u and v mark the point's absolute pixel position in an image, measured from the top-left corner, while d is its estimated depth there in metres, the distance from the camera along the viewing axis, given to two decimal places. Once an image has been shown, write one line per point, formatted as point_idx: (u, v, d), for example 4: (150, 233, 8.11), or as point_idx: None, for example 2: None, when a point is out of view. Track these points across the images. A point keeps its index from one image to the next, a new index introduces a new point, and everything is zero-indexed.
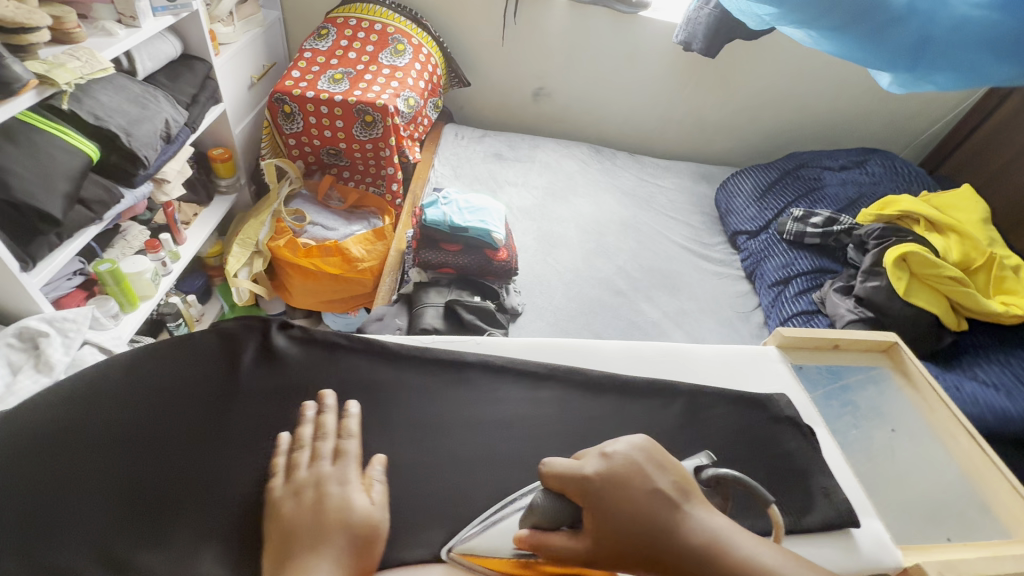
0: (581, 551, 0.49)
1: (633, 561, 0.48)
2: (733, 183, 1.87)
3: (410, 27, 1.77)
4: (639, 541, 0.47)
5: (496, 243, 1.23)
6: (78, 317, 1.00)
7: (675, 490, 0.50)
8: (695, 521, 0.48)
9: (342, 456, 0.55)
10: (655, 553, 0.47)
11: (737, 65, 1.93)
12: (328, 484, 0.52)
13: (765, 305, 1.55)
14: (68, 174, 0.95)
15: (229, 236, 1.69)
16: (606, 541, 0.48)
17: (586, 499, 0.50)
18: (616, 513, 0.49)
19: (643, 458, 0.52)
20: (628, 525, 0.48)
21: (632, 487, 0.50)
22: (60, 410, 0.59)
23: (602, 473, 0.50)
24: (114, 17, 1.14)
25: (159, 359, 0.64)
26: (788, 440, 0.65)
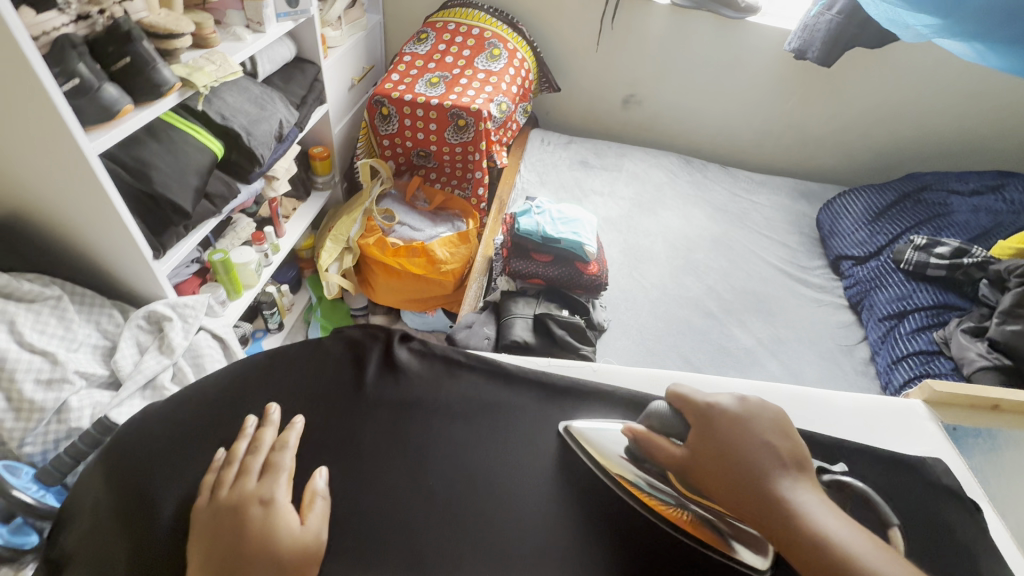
0: (674, 458, 0.55)
1: (718, 484, 0.52)
2: (840, 203, 1.73)
3: (506, 32, 1.77)
4: (720, 467, 0.53)
5: (588, 256, 1.20)
6: (196, 304, 1.07)
7: (787, 453, 0.53)
8: (787, 485, 0.50)
9: (273, 470, 0.55)
10: (739, 490, 0.51)
11: (851, 75, 1.78)
12: (251, 504, 0.51)
13: (873, 340, 1.42)
14: (199, 169, 1.02)
15: (321, 230, 1.76)
16: (699, 456, 0.54)
17: (702, 422, 0.56)
18: (719, 442, 0.54)
19: (771, 418, 0.56)
20: (729, 451, 0.53)
21: (750, 433, 0.54)
22: (206, 409, 0.62)
23: (725, 408, 0.56)
24: (243, 22, 1.21)
25: (293, 363, 0.67)
26: (948, 513, 0.59)
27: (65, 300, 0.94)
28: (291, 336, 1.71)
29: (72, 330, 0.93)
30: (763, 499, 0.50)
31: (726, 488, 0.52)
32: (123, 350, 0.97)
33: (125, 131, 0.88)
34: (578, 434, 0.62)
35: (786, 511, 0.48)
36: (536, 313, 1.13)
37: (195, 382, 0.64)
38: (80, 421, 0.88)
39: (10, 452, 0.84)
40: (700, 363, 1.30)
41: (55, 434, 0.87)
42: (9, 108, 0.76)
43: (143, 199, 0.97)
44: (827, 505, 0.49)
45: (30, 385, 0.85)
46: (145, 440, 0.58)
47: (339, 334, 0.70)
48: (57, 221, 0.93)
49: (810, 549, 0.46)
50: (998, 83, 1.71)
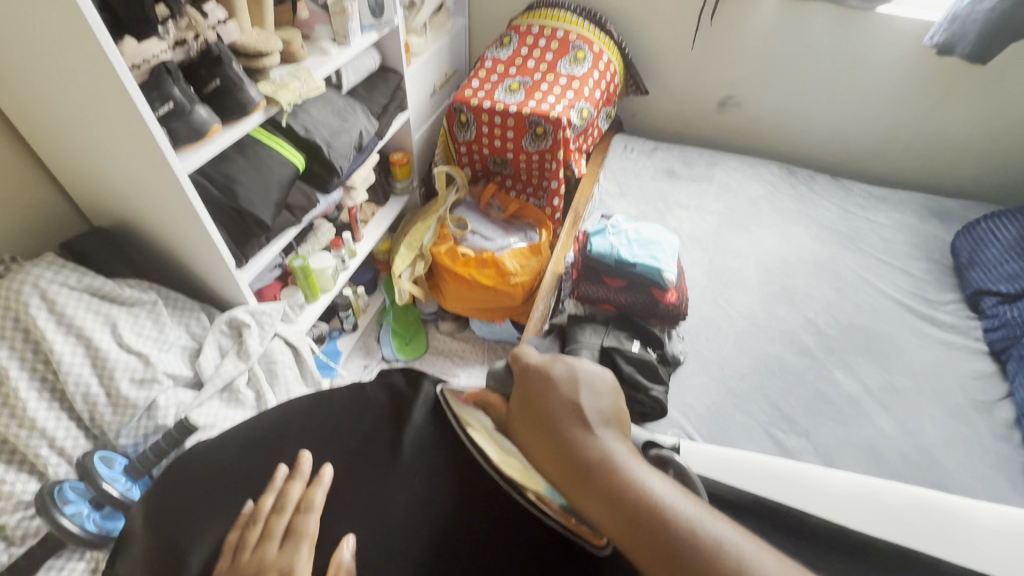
0: (501, 414, 0.54)
1: (533, 442, 0.49)
2: (985, 228, 1.45)
3: (593, 33, 1.68)
4: (539, 432, 0.49)
5: (667, 284, 1.08)
6: (273, 311, 1.11)
7: (598, 411, 0.49)
8: (594, 439, 0.47)
9: (295, 536, 0.51)
10: (548, 445, 0.48)
11: (1012, 71, 1.48)
12: (271, 572, 0.48)
13: (1020, 401, 1.16)
14: (280, 184, 1.06)
15: (397, 235, 1.80)
16: (518, 417, 0.51)
17: (522, 381, 0.53)
18: (533, 402, 0.51)
19: (591, 376, 0.52)
20: (547, 412, 0.50)
21: (559, 389, 0.51)
22: (243, 460, 0.55)
23: (545, 367, 0.53)
24: (331, 36, 1.24)
25: (338, 415, 0.57)
26: None
27: (160, 305, 1.01)
28: (364, 338, 1.76)
29: (164, 332, 1.01)
30: (569, 454, 0.47)
31: (536, 444, 0.49)
32: (206, 353, 1.03)
33: (213, 150, 0.92)
34: (450, 399, 0.57)
35: (593, 466, 0.45)
36: (603, 344, 1.06)
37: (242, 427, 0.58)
38: (166, 418, 0.96)
39: (108, 441, 0.93)
40: (792, 410, 1.15)
41: (144, 429, 0.95)
42: (114, 133, 0.83)
43: (229, 212, 1.01)
44: (632, 458, 0.46)
45: (126, 384, 0.93)
46: (178, 484, 0.52)
47: (385, 376, 0.61)
48: (156, 231, 1.01)
49: (609, 501, 0.43)
50: None
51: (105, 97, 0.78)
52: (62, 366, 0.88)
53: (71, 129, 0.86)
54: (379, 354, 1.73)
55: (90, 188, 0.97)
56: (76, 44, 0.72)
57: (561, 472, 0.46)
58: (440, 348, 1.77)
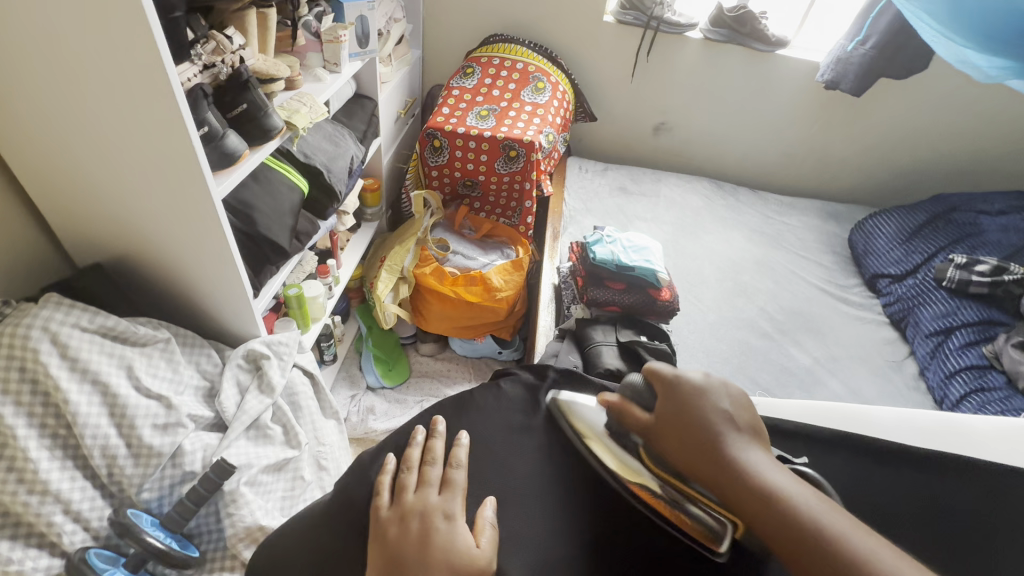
0: (643, 423, 0.54)
1: (682, 450, 0.51)
2: (872, 224, 1.82)
3: (548, 66, 1.84)
4: (693, 443, 0.50)
5: (660, 283, 1.24)
6: (290, 341, 1.07)
7: (747, 424, 0.51)
8: (745, 447, 0.49)
9: (448, 487, 0.53)
10: (700, 455, 0.49)
11: (873, 103, 1.89)
12: (434, 516, 0.50)
13: (922, 357, 1.47)
14: (293, 210, 1.04)
15: (369, 260, 1.78)
16: (665, 428, 0.52)
17: (665, 392, 0.54)
18: (682, 412, 0.52)
19: (732, 393, 0.54)
20: (692, 419, 0.51)
21: (705, 402, 0.52)
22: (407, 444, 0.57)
23: (689, 378, 0.54)
24: (321, 64, 1.24)
25: (481, 409, 0.60)
26: None
27: (172, 343, 0.94)
28: (344, 368, 1.71)
29: (179, 372, 0.93)
30: (725, 467, 0.48)
31: (688, 452, 0.50)
32: (227, 391, 0.96)
33: (241, 176, 0.89)
34: (565, 407, 0.59)
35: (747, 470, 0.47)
36: (619, 340, 1.15)
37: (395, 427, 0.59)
38: (192, 465, 0.88)
39: (127, 499, 0.83)
40: (766, 383, 1.34)
41: (170, 479, 0.86)
42: (147, 157, 0.78)
43: (243, 241, 0.97)
44: (776, 466, 0.48)
45: (148, 431, 0.84)
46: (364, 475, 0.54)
47: (511, 375, 0.65)
48: (164, 259, 0.93)
49: (776, 511, 0.44)
50: (1009, 107, 1.82)
51: (151, 122, 0.74)
52: (78, 418, 0.78)
53: (85, 152, 0.79)
54: (364, 382, 1.68)
55: (88, 219, 0.89)
56: (132, 68, 0.68)
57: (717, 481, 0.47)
58: (424, 370, 1.76)
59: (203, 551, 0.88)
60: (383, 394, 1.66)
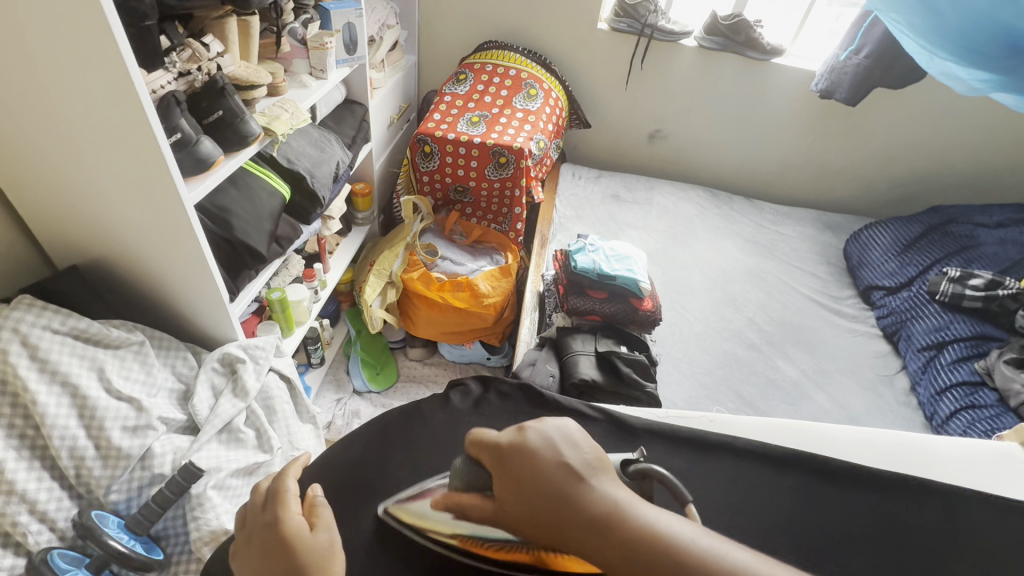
0: (488, 512, 0.46)
1: (534, 526, 0.43)
2: (867, 235, 1.79)
3: (541, 73, 1.84)
4: (539, 513, 0.43)
5: (642, 292, 1.23)
6: (267, 345, 1.08)
7: (585, 464, 0.44)
8: (594, 493, 0.43)
9: (272, 497, 0.53)
10: (549, 522, 0.42)
11: (870, 112, 1.87)
12: (266, 529, 0.50)
13: (913, 371, 1.44)
14: (272, 215, 1.05)
15: (360, 264, 1.79)
16: (512, 510, 0.44)
17: (497, 465, 0.46)
18: (522, 490, 0.44)
19: (560, 433, 0.47)
20: (539, 494, 0.43)
21: (540, 461, 0.45)
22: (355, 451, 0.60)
23: (515, 442, 0.46)
24: (307, 70, 1.26)
25: (425, 422, 0.63)
26: None
27: (147, 345, 0.95)
28: (333, 371, 1.72)
29: (153, 375, 0.94)
30: (589, 533, 0.41)
31: (544, 526, 0.43)
32: (200, 394, 0.97)
33: (216, 181, 0.90)
34: (397, 513, 0.54)
35: (608, 522, 0.41)
36: (597, 349, 1.15)
37: (338, 443, 0.61)
38: (162, 467, 0.88)
39: (95, 500, 0.84)
40: (751, 396, 1.32)
41: (138, 482, 0.87)
42: (120, 163, 0.79)
43: (221, 245, 0.99)
44: (634, 498, 0.42)
45: (117, 433, 0.85)
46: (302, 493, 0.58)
47: (461, 386, 0.68)
48: (140, 262, 0.94)
49: (639, 558, 0.39)
50: (1010, 117, 1.79)
51: (121, 129, 0.75)
52: (46, 420, 0.79)
53: (59, 156, 0.81)
54: (350, 386, 1.69)
55: (66, 224, 0.90)
56: (102, 78, 0.69)
57: (581, 543, 0.41)
58: (412, 375, 1.76)
59: (169, 554, 0.88)
60: (370, 398, 1.67)
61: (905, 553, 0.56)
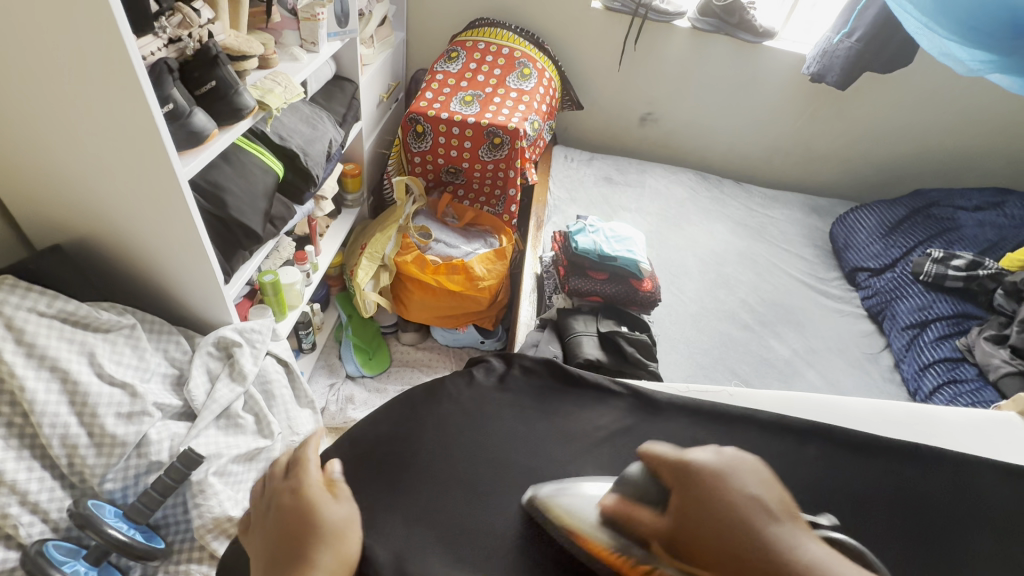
0: (658, 529, 0.43)
1: (712, 558, 0.40)
2: (853, 218, 1.83)
3: (534, 52, 1.81)
4: (715, 540, 0.40)
5: (642, 273, 1.23)
6: (262, 328, 1.04)
7: (777, 504, 0.42)
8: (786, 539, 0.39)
9: (298, 464, 0.55)
10: (730, 558, 0.39)
11: (857, 97, 1.90)
12: (285, 493, 0.53)
13: (898, 349, 1.49)
14: (267, 193, 1.01)
15: (350, 247, 1.75)
16: (686, 529, 0.42)
17: (678, 482, 0.44)
18: (701, 506, 0.42)
19: (750, 467, 0.45)
20: (710, 515, 0.41)
21: (728, 485, 0.43)
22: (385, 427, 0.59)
23: (702, 459, 0.45)
24: (298, 43, 1.21)
25: (451, 397, 0.62)
26: None
27: (138, 329, 0.91)
28: (325, 356, 1.69)
29: (145, 359, 0.90)
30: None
31: (718, 561, 0.40)
32: (196, 379, 0.93)
33: (211, 156, 0.86)
34: (545, 503, 0.51)
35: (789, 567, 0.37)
36: (600, 330, 1.15)
37: (363, 420, 0.60)
38: (159, 454, 0.85)
39: (90, 489, 0.81)
40: (746, 374, 1.35)
41: (135, 469, 0.84)
42: (109, 135, 0.75)
43: (214, 224, 0.95)
44: (838, 559, 0.38)
45: (111, 419, 0.81)
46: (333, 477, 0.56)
47: (484, 363, 0.67)
48: (129, 242, 0.90)
49: None
50: (988, 103, 1.85)
51: (109, 96, 0.70)
52: (35, 406, 0.75)
53: (42, 127, 0.75)
54: (343, 371, 1.66)
55: (47, 202, 0.85)
56: (89, 41, 0.65)
57: None
58: (405, 359, 1.74)
59: (170, 542, 0.86)
60: (363, 383, 1.64)
61: (919, 517, 0.58)
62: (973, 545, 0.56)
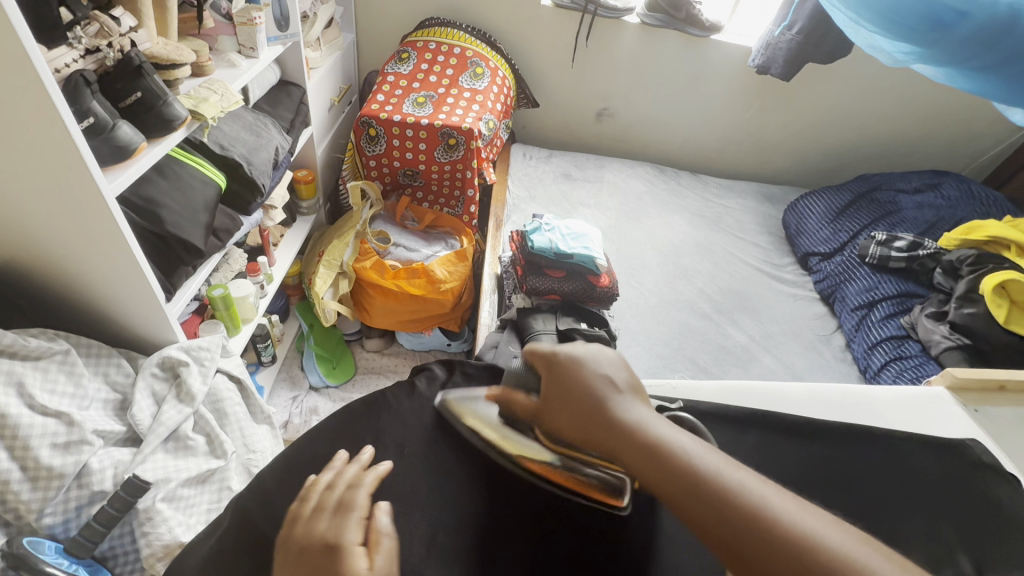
0: (531, 409, 0.57)
1: (569, 421, 0.53)
2: (803, 204, 1.89)
3: (486, 51, 1.80)
4: (570, 410, 0.53)
5: (599, 269, 1.24)
6: (211, 345, 1.01)
7: (624, 383, 0.54)
8: (626, 407, 0.52)
9: (345, 508, 0.48)
10: (582, 420, 0.52)
11: (802, 87, 1.96)
12: (323, 543, 0.45)
13: (848, 329, 1.55)
14: (207, 206, 0.97)
15: (308, 256, 1.71)
16: (553, 402, 0.55)
17: (549, 369, 0.56)
18: (564, 383, 0.55)
19: (609, 356, 0.57)
20: (566, 388, 0.54)
21: (585, 368, 0.55)
22: (329, 443, 0.59)
23: (566, 351, 0.56)
24: (235, 48, 1.16)
25: (391, 410, 0.62)
26: (999, 492, 0.62)
27: (73, 354, 0.87)
28: (286, 368, 1.65)
29: (82, 386, 0.86)
30: (608, 427, 0.51)
31: (574, 426, 0.52)
32: (140, 403, 0.90)
33: (140, 170, 0.83)
34: (451, 407, 0.62)
35: (619, 424, 0.50)
36: (558, 328, 1.15)
37: (303, 436, 0.58)
38: (102, 484, 0.82)
39: (26, 525, 0.77)
40: (704, 362, 1.38)
41: (76, 502, 0.80)
42: (22, 152, 0.70)
43: (151, 240, 0.91)
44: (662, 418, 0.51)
45: (46, 451, 0.77)
46: (270, 496, 0.54)
47: (425, 371, 0.69)
48: (57, 262, 0.86)
49: (656, 461, 0.47)
50: (923, 90, 1.93)
51: (18, 111, 0.66)
52: None
53: None
54: (306, 382, 1.62)
55: None
56: None
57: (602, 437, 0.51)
58: (371, 366, 1.72)
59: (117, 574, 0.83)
60: (328, 393, 1.61)
61: (854, 496, 0.60)
62: (904, 518, 0.59)
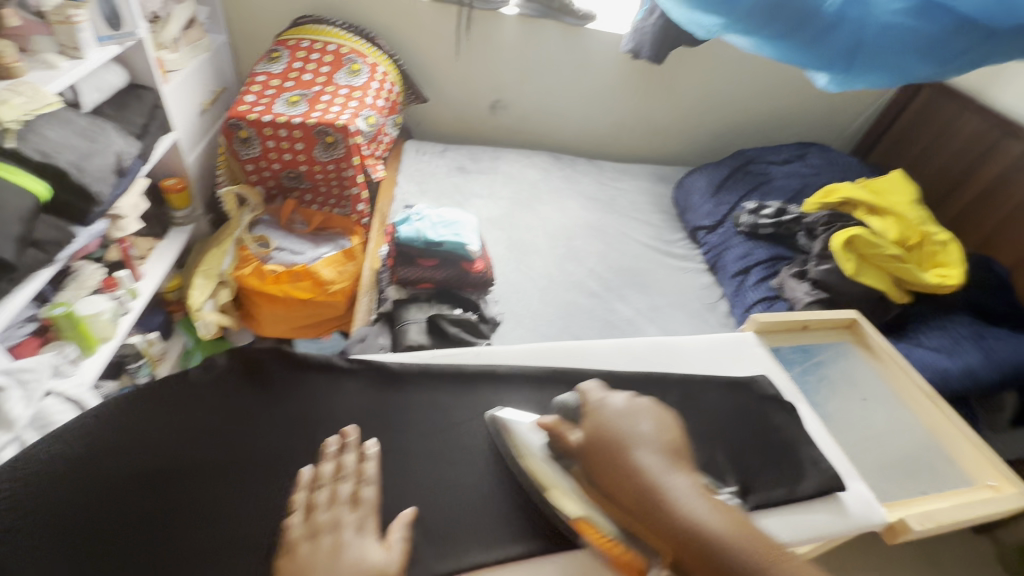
0: (574, 448, 0.68)
1: (605, 470, 0.63)
2: (688, 181, 1.98)
3: (364, 47, 1.77)
4: (606, 460, 0.63)
5: (472, 255, 1.24)
6: (37, 365, 0.94)
7: (667, 442, 0.64)
8: (655, 468, 0.61)
9: (360, 502, 0.65)
10: (615, 475, 0.62)
11: (680, 72, 2.05)
12: (345, 530, 0.61)
13: (729, 295, 1.63)
14: (21, 215, 0.91)
15: (188, 269, 1.64)
16: (592, 443, 0.66)
17: (591, 415, 0.69)
18: (602, 431, 0.66)
19: (651, 414, 0.68)
20: (604, 442, 0.65)
21: (624, 424, 0.66)
22: (105, 428, 0.75)
23: (612, 402, 0.69)
24: (56, 49, 1.10)
25: (170, 395, 0.79)
26: (776, 417, 0.86)
27: None
28: None
29: None
30: (635, 483, 0.60)
31: (607, 476, 0.63)
32: None
33: None
34: (503, 425, 0.78)
35: (651, 487, 0.59)
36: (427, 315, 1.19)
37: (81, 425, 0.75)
38: None
39: None
40: (590, 339, 1.42)
41: None
42: None
43: None
44: (693, 489, 0.59)
45: None
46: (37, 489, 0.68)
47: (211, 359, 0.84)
48: None
49: (676, 531, 0.55)
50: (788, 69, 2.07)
51: None
52: None
53: None
54: None
55: None
56: None
57: (631, 495, 0.60)
58: None
59: None
60: None
61: None
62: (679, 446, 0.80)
